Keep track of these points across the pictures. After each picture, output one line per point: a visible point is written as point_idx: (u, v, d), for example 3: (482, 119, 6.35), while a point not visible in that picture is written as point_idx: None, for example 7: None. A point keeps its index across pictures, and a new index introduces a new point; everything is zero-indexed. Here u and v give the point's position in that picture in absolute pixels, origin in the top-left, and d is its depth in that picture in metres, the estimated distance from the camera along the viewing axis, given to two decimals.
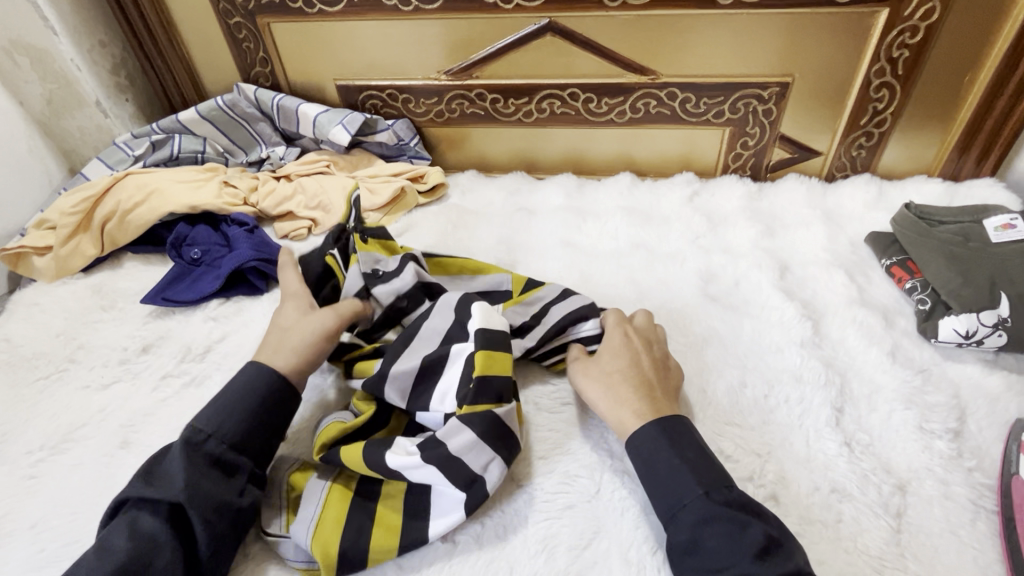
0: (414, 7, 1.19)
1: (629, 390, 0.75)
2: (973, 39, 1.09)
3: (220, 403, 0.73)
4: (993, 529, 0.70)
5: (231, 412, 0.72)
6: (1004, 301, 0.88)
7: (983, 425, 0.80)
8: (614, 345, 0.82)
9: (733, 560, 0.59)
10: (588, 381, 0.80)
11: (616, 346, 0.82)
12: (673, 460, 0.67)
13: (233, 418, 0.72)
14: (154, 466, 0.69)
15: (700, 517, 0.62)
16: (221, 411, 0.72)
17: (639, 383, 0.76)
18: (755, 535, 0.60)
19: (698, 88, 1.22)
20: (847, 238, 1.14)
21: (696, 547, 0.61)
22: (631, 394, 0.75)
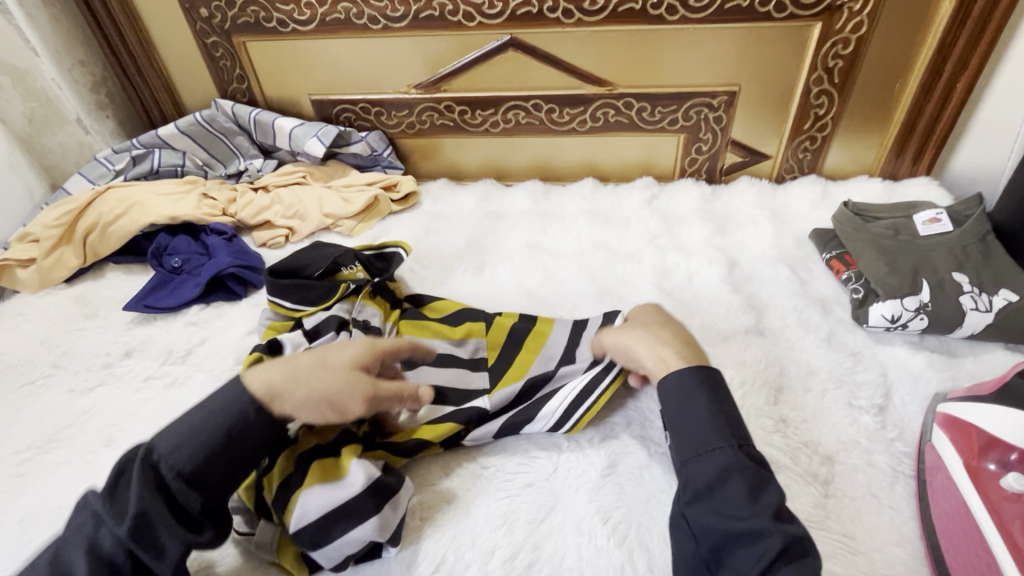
0: (383, 26, 1.26)
1: (669, 337, 0.82)
2: (899, 49, 1.19)
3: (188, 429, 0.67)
4: (910, 491, 0.77)
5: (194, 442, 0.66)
6: (926, 287, 0.96)
7: (906, 400, 0.88)
8: (650, 308, 0.90)
9: (752, 513, 0.64)
10: (626, 327, 0.85)
11: (647, 310, 0.89)
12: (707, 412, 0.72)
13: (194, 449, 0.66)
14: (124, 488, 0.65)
15: (723, 466, 0.68)
16: (187, 438, 0.66)
17: (677, 334, 0.84)
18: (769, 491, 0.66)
19: (652, 97, 1.31)
20: (793, 235, 1.22)
21: (711, 493, 0.67)
22: (671, 340, 0.82)
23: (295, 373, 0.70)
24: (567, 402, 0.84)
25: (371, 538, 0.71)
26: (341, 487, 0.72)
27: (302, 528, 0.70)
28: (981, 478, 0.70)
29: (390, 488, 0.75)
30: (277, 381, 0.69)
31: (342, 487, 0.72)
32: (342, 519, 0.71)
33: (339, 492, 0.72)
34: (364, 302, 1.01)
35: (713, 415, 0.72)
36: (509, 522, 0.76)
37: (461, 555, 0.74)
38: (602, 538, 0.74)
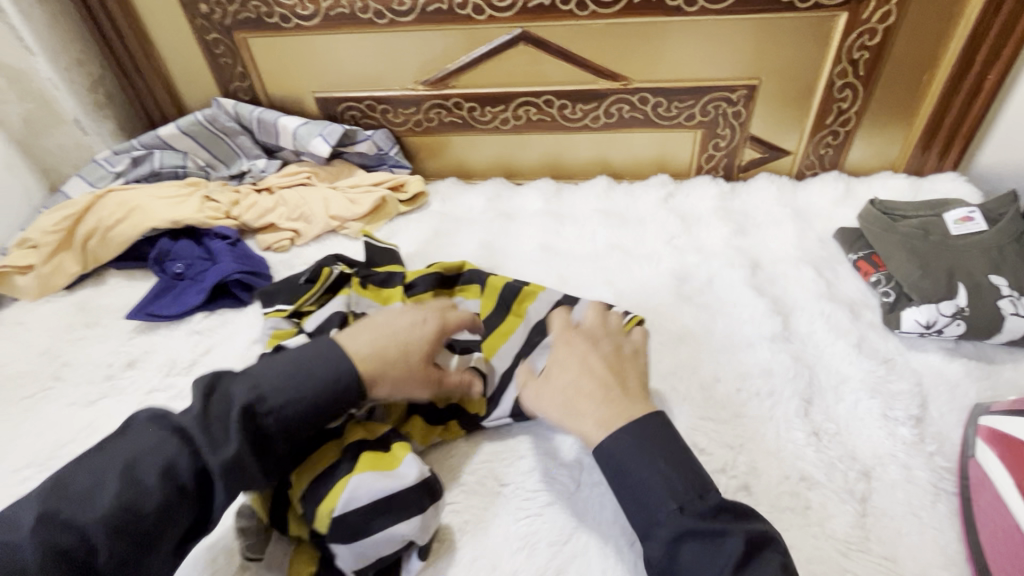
0: (389, 20, 1.21)
1: (588, 402, 0.70)
2: (929, 40, 1.14)
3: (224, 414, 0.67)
4: (952, 509, 0.73)
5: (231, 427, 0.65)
6: (962, 291, 0.92)
7: (944, 411, 0.84)
8: (568, 359, 0.75)
9: (712, 574, 0.57)
10: (541, 395, 0.75)
11: (565, 358, 0.75)
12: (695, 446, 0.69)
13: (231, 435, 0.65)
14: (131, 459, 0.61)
15: (675, 533, 0.60)
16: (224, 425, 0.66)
17: (597, 390, 0.71)
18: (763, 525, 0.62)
19: (668, 92, 1.26)
20: (816, 235, 1.17)
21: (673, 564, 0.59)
22: (589, 405, 0.69)
23: (376, 340, 0.71)
24: None
25: (412, 538, 0.68)
26: (392, 479, 0.70)
27: (349, 512, 0.67)
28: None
29: (435, 488, 0.71)
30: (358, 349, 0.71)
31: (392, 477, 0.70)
32: (387, 511, 0.68)
33: (391, 484, 0.69)
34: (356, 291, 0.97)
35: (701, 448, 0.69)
36: (529, 544, 0.73)
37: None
38: (628, 560, 0.70)
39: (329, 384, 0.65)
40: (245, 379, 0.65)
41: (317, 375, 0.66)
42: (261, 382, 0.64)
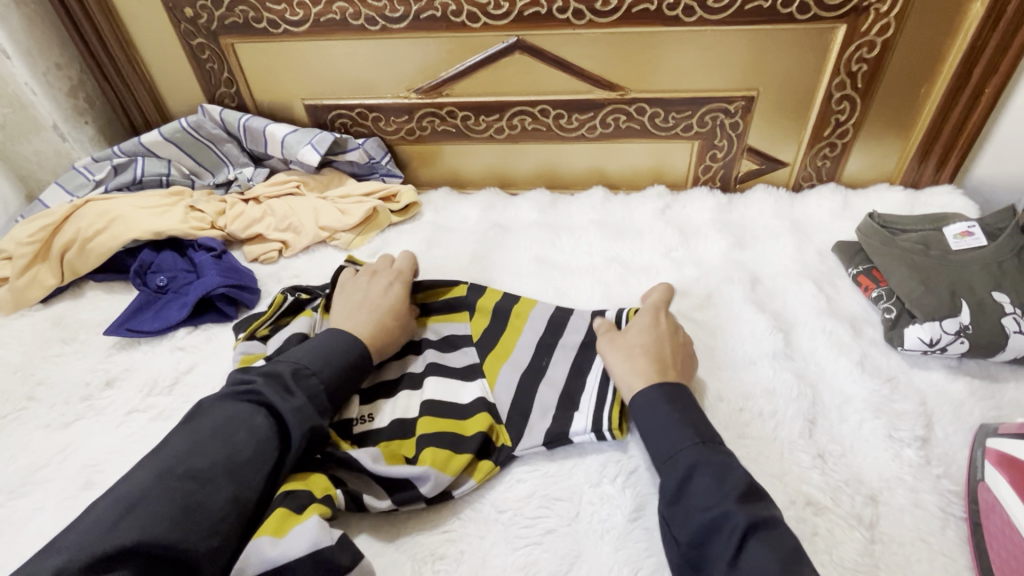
0: (381, 27, 1.18)
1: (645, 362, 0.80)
2: (927, 53, 1.13)
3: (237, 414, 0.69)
4: (961, 535, 0.71)
5: (250, 425, 0.68)
6: (965, 308, 0.91)
7: (949, 431, 0.82)
8: (644, 325, 0.87)
9: None
10: (611, 349, 0.85)
11: (644, 324, 0.87)
12: (676, 425, 0.72)
13: (254, 429, 0.68)
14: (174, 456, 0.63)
15: None
16: (242, 418, 0.68)
17: (655, 360, 0.81)
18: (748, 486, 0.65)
19: (666, 103, 1.24)
20: (815, 248, 1.16)
21: None
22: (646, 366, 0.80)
23: (371, 318, 0.90)
24: (592, 409, 0.82)
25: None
26: (294, 540, 0.63)
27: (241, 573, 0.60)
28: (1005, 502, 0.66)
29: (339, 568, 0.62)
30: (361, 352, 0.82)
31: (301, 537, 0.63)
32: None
33: (295, 545, 0.62)
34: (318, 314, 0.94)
35: (682, 421, 0.73)
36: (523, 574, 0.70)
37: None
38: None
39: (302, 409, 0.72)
40: (222, 409, 0.69)
41: (228, 424, 0.67)
42: (243, 410, 0.69)
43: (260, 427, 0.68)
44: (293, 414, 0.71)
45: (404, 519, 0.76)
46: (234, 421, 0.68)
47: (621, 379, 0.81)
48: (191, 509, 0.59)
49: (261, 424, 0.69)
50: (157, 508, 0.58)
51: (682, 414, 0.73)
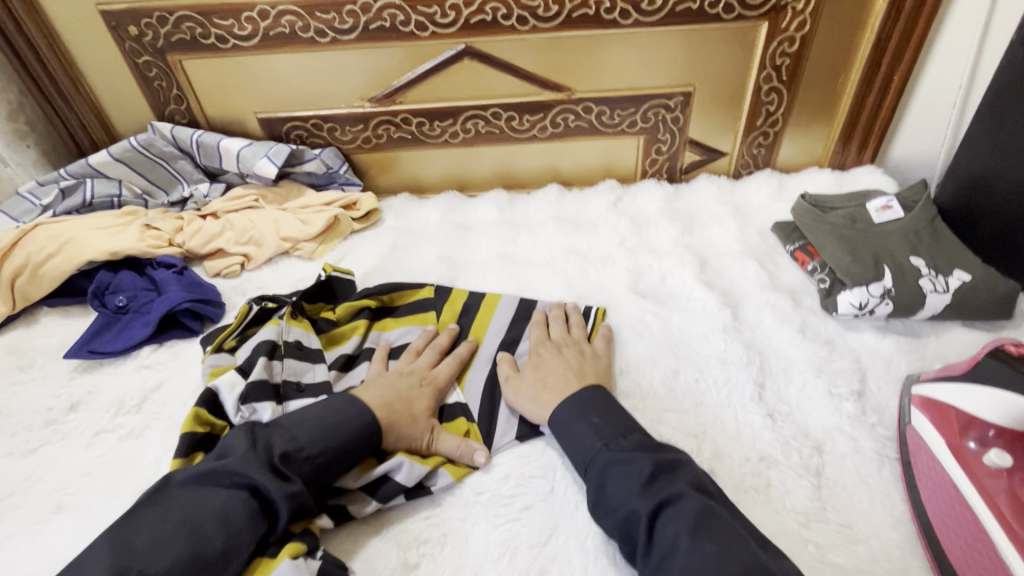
0: (331, 38, 1.21)
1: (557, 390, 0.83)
2: (841, 45, 1.24)
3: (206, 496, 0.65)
4: (896, 473, 0.79)
5: (219, 513, 0.64)
6: (887, 272, 1.00)
7: (881, 383, 0.91)
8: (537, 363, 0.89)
9: None
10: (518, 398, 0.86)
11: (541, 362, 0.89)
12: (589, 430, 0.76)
13: (227, 515, 0.64)
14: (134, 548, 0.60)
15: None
16: (210, 502, 0.64)
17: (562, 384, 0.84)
18: (674, 481, 0.69)
19: (610, 101, 1.31)
20: (756, 229, 1.24)
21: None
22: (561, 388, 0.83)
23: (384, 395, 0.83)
24: None
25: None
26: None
27: None
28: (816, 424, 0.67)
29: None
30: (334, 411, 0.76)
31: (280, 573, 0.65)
32: None
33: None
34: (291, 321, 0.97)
35: (593, 430, 0.76)
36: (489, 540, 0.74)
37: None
38: (598, 544, 0.73)
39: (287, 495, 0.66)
40: (194, 491, 0.65)
41: (201, 508, 0.64)
42: (216, 492, 0.65)
43: (234, 519, 0.64)
44: (271, 498, 0.66)
45: (387, 514, 0.79)
46: (201, 507, 0.64)
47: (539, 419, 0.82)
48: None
49: (234, 512, 0.64)
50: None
51: (594, 422, 0.76)
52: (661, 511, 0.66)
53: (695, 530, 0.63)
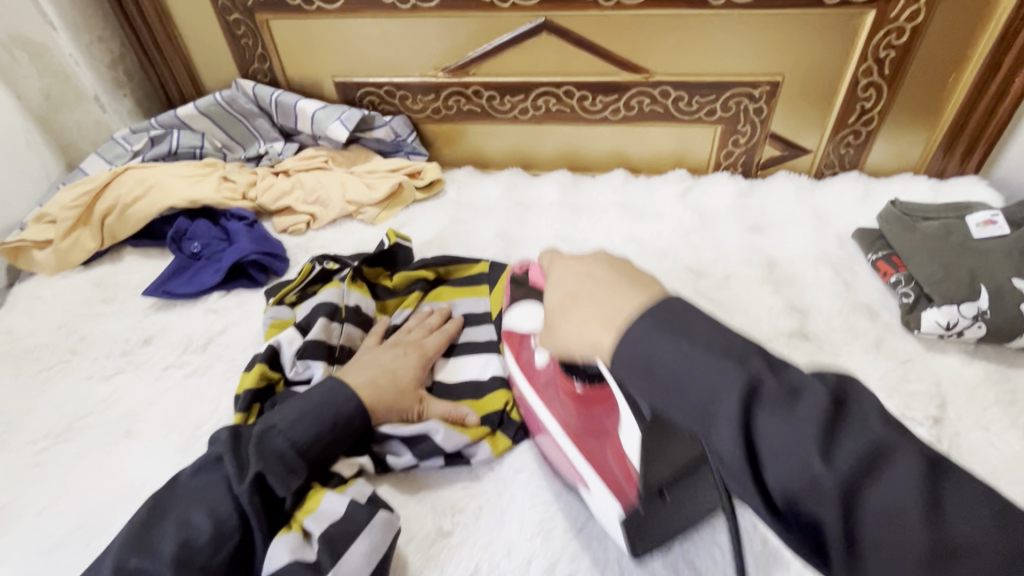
0: None
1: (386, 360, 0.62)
2: None
3: (302, 398, 0.55)
4: None
5: (318, 415, 0.54)
6: None
7: None
8: (408, 342, 0.65)
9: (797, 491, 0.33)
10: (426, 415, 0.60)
11: (384, 356, 0.62)
12: (669, 365, 0.36)
13: (325, 420, 0.54)
14: (244, 439, 0.52)
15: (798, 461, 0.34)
16: (309, 409, 0.54)
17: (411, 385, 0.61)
18: (732, 337, 0.37)
19: None
20: None
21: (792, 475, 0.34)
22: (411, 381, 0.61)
23: (371, 373, 0.59)
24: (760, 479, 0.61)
25: (436, 505, 0.56)
26: (333, 508, 0.51)
27: (409, 436, 0.57)
28: (528, 368, 0.57)
29: None
30: (360, 395, 0.57)
31: (409, 502, 0.57)
32: (424, 488, 0.58)
33: (316, 523, 0.50)
34: (475, 268, 0.77)
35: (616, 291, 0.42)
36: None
37: (598, 562, 0.51)
38: None
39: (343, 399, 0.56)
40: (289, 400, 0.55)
41: (312, 415, 0.54)
42: (312, 394, 0.55)
43: (342, 425, 0.54)
44: (355, 402, 0.56)
45: None
46: (314, 402, 0.54)
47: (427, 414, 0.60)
48: (220, 545, 0.47)
49: (344, 414, 0.55)
50: (169, 549, 0.46)
51: (685, 348, 0.36)
52: (779, 365, 0.35)
53: (804, 390, 0.34)
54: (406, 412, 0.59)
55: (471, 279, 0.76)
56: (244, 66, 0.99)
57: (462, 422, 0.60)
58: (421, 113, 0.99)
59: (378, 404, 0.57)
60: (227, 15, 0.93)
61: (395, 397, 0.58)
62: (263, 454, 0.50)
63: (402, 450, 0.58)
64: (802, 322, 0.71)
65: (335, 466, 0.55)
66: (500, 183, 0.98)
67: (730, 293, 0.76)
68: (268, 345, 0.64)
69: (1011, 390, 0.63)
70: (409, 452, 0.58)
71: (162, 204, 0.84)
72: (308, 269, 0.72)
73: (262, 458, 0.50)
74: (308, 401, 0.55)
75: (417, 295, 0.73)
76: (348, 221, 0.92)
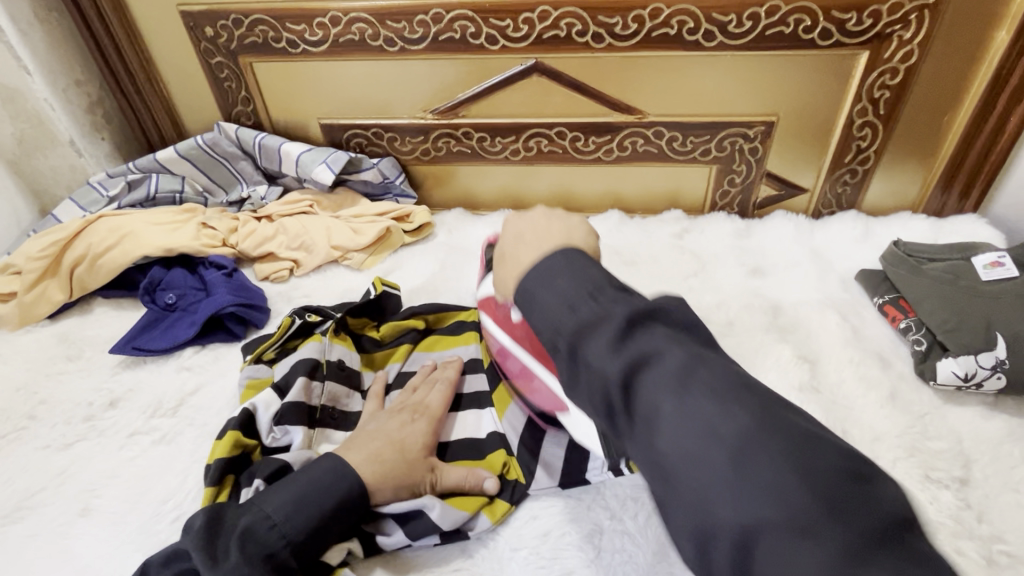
0: None
1: (394, 430, 0.56)
2: None
3: (297, 480, 0.50)
4: None
5: (314, 499, 0.49)
6: None
7: None
8: (414, 404, 0.60)
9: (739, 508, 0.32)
10: (432, 485, 0.55)
11: (391, 425, 0.57)
12: (549, 303, 0.42)
13: (320, 507, 0.49)
14: (226, 527, 0.47)
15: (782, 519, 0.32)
16: (303, 494, 0.49)
17: (422, 456, 0.55)
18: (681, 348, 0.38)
19: None
20: None
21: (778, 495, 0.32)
22: (420, 452, 0.55)
23: (375, 447, 0.54)
24: None
25: None
26: None
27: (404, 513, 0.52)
28: (523, 340, 0.60)
29: None
30: (361, 474, 0.51)
31: None
32: (411, 571, 0.52)
33: None
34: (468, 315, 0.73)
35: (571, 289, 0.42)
36: None
37: None
38: None
39: (342, 482, 0.50)
40: (280, 483, 0.50)
41: (309, 502, 0.49)
42: (307, 475, 0.50)
43: (340, 513, 0.49)
44: (356, 486, 0.51)
45: None
46: (308, 486, 0.49)
47: (437, 487, 0.55)
48: None
49: (341, 499, 0.50)
50: None
51: (562, 286, 0.42)
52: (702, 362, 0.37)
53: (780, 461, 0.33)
54: (416, 485, 0.54)
55: (464, 327, 0.72)
56: (227, 110, 0.96)
57: (477, 480, 0.55)
58: (410, 154, 0.97)
59: (382, 482, 0.52)
60: (210, 58, 0.90)
61: (404, 472, 0.53)
62: (248, 549, 0.45)
63: (394, 527, 0.53)
64: (811, 372, 0.67)
65: (325, 552, 0.50)
66: (492, 225, 0.95)
67: (734, 342, 0.72)
68: (244, 408, 0.59)
69: None
70: (401, 530, 0.53)
71: (135, 253, 0.80)
72: (288, 323, 0.67)
73: (246, 552, 0.45)
74: (303, 484, 0.49)
75: (406, 347, 0.69)
76: (334, 267, 0.88)
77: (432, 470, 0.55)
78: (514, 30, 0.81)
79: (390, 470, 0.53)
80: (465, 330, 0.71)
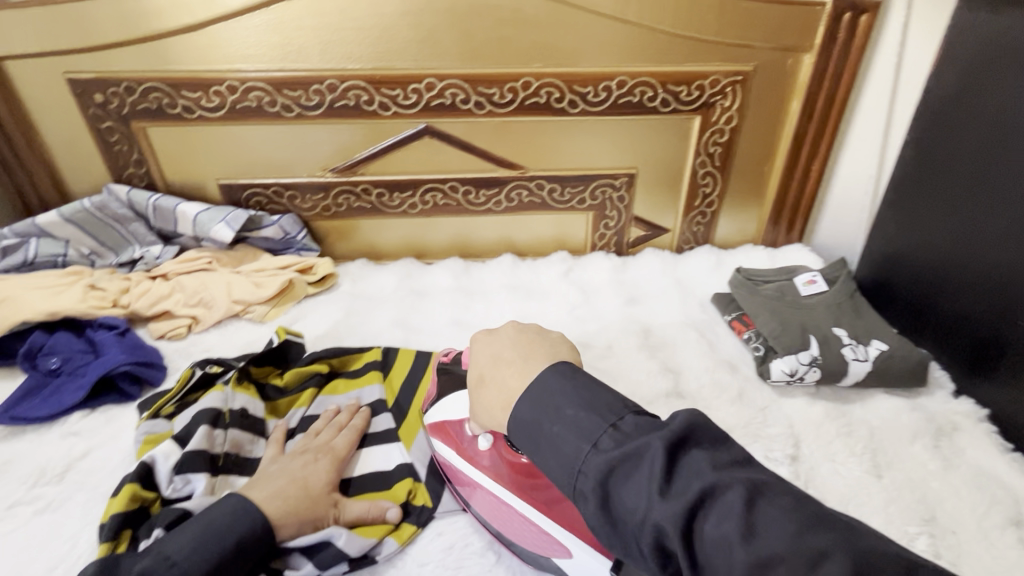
0: None
1: (296, 469, 0.59)
2: None
3: (200, 521, 0.51)
4: None
5: (218, 538, 0.50)
6: None
7: None
8: (317, 445, 0.63)
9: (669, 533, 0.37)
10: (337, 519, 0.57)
11: (294, 466, 0.59)
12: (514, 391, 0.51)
13: (224, 545, 0.50)
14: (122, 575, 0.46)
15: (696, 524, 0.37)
16: (207, 534, 0.50)
17: (325, 491, 0.58)
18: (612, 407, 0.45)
19: None
20: None
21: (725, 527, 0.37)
22: (322, 486, 0.58)
23: (277, 485, 0.56)
24: None
25: None
26: None
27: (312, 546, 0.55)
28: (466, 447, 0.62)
29: None
30: (265, 510, 0.53)
31: None
32: None
33: None
34: (370, 355, 0.77)
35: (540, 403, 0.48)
36: None
37: None
38: None
39: (247, 518, 0.52)
40: (182, 527, 0.51)
41: (211, 542, 0.49)
42: (210, 516, 0.51)
43: (244, 550, 0.51)
44: (261, 521, 0.52)
45: None
46: (212, 525, 0.50)
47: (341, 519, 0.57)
48: None
49: (245, 536, 0.51)
50: None
51: (570, 412, 0.45)
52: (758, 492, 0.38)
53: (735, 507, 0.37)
54: (319, 519, 0.56)
55: (367, 367, 0.76)
56: (118, 172, 0.96)
57: (382, 509, 0.59)
58: (311, 211, 1.01)
59: (285, 517, 0.54)
60: (99, 123, 0.91)
61: (307, 506, 0.56)
62: None
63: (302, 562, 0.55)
64: (676, 382, 0.78)
65: None
66: (394, 273, 1.00)
67: (614, 361, 0.82)
68: (141, 463, 0.59)
69: (847, 423, 0.73)
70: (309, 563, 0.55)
71: (14, 318, 0.76)
72: (188, 376, 0.69)
73: None
74: (206, 524, 0.50)
75: (311, 390, 0.72)
76: (236, 321, 0.89)
77: (336, 504, 0.58)
78: (405, 98, 0.91)
79: (293, 504, 0.55)
80: (367, 370, 0.75)
